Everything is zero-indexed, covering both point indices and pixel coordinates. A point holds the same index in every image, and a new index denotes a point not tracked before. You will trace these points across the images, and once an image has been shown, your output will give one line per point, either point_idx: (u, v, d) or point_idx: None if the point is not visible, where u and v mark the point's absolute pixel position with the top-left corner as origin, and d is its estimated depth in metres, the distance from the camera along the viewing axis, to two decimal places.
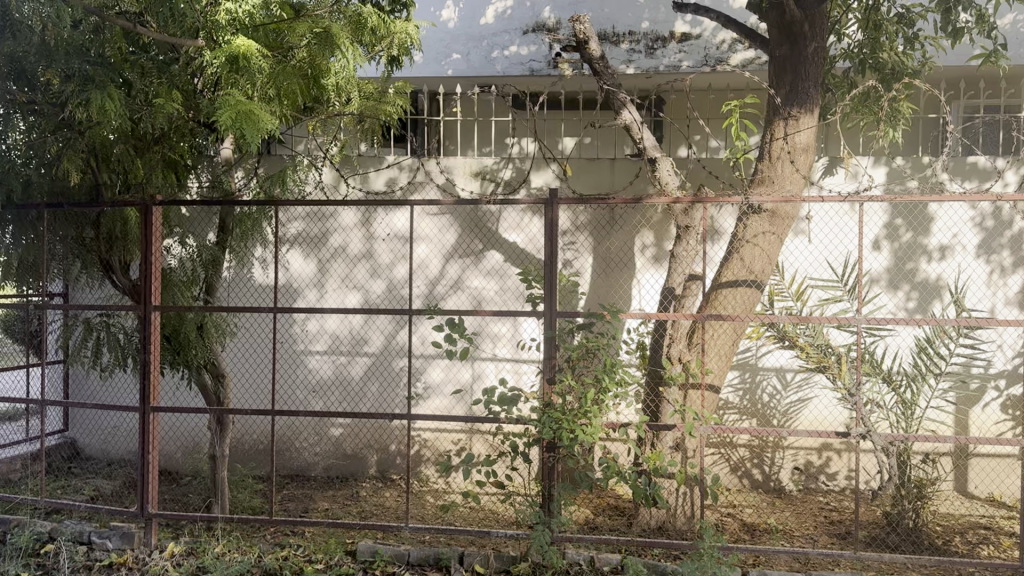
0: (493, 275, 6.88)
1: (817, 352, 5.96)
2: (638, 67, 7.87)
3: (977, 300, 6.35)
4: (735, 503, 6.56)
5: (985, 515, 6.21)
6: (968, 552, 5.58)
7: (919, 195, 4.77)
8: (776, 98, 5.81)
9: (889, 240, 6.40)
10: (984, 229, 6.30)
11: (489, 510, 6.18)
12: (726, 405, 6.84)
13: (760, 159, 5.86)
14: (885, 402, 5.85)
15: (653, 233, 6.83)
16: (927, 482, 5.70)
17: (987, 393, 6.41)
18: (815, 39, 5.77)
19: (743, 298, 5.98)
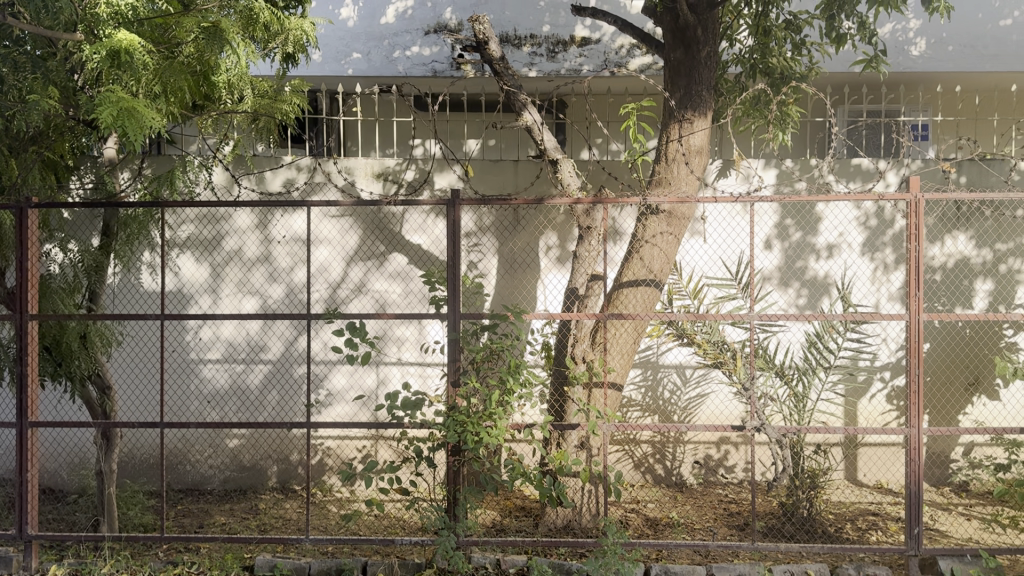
0: (397, 278, 6.77)
1: (714, 349, 6.12)
2: (539, 70, 7.92)
3: (863, 296, 6.63)
4: (639, 498, 6.65)
5: (874, 502, 6.48)
6: (857, 538, 5.83)
7: (806, 196, 4.92)
8: (672, 102, 5.92)
9: (779, 240, 6.63)
10: (868, 228, 6.58)
11: (395, 517, 6.08)
12: (630, 403, 6.94)
13: (657, 161, 5.96)
14: (779, 396, 6.05)
15: (557, 234, 6.85)
16: (820, 472, 5.91)
17: (873, 384, 6.72)
18: (707, 43, 5.91)
19: (644, 297, 6.08)
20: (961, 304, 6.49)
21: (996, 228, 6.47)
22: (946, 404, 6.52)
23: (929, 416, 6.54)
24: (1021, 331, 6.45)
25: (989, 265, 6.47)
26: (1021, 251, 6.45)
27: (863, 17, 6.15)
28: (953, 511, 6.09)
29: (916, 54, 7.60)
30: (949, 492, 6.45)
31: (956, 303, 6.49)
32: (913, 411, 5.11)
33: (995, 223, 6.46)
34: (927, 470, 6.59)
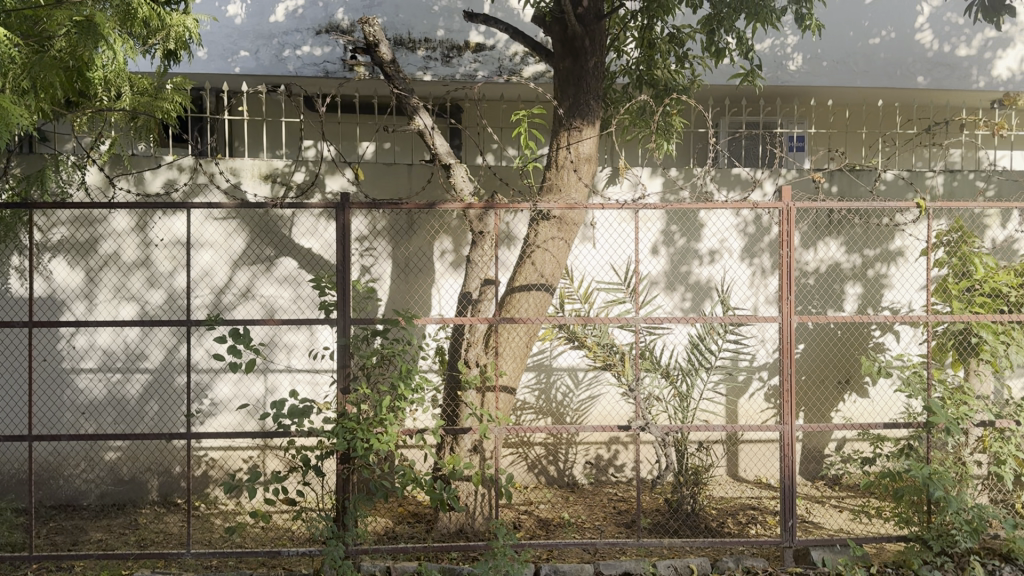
0: (285, 283, 6.63)
1: (603, 351, 6.25)
2: (434, 74, 7.92)
3: (742, 299, 6.92)
4: (532, 500, 6.72)
5: (754, 496, 6.75)
6: (737, 532, 6.06)
7: (688, 203, 5.09)
8: (561, 110, 6.02)
9: (665, 246, 6.84)
10: (746, 235, 6.89)
11: (284, 528, 5.93)
12: (523, 406, 7.01)
13: (548, 167, 6.04)
14: (665, 396, 6.24)
15: (452, 238, 6.83)
16: (702, 469, 6.11)
17: (752, 384, 7.02)
18: (594, 53, 6.05)
19: (536, 301, 6.14)
20: (833, 307, 6.86)
21: (864, 235, 6.84)
22: (819, 401, 6.87)
23: (803, 413, 6.88)
24: (887, 332, 6.82)
25: (858, 270, 6.85)
26: (887, 257, 6.85)
27: (741, 32, 6.41)
28: (826, 503, 6.39)
29: (793, 69, 7.99)
30: (823, 485, 6.78)
31: (828, 305, 6.86)
32: (786, 409, 5.36)
33: (864, 230, 6.84)
34: (802, 465, 6.90)
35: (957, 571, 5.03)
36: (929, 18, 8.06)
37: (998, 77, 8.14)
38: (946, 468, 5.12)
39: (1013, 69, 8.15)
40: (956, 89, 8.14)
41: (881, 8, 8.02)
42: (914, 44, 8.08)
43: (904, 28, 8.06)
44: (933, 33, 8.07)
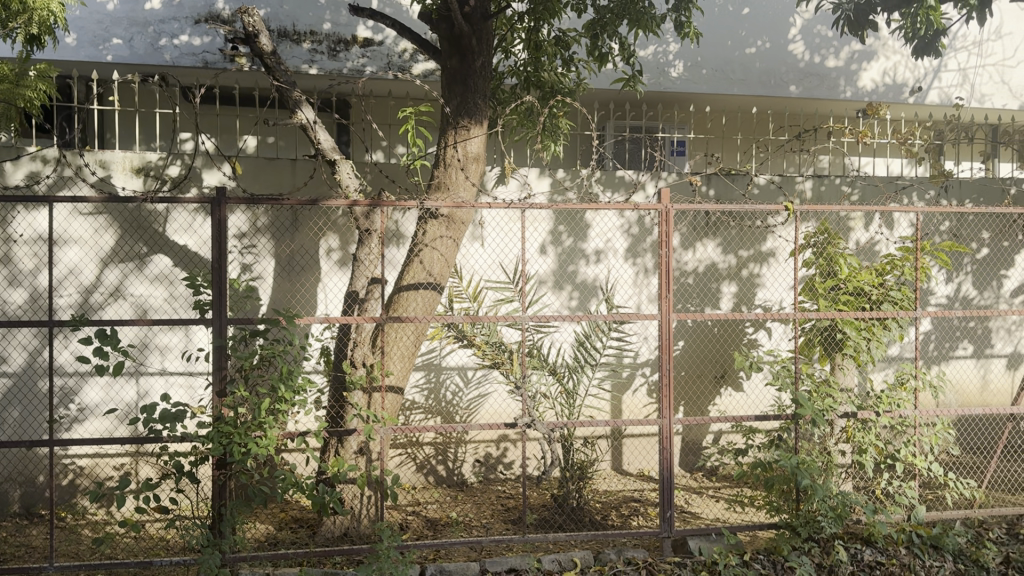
0: (159, 282, 6.36)
1: (492, 350, 6.20)
2: (320, 68, 7.78)
3: (626, 298, 7.10)
4: (420, 500, 6.60)
5: (637, 488, 6.93)
6: (620, 524, 6.19)
7: (574, 204, 5.11)
8: (447, 109, 5.96)
9: (553, 246, 6.93)
10: (631, 236, 7.08)
11: (158, 537, 5.69)
12: (412, 406, 6.87)
13: (436, 166, 5.97)
14: (551, 393, 6.32)
15: (338, 236, 6.69)
16: (588, 464, 6.19)
17: (635, 379, 7.21)
18: (481, 53, 6.00)
19: (424, 301, 5.99)
20: (710, 305, 7.13)
21: (739, 237, 7.15)
22: (698, 395, 7.12)
23: (683, 407, 7.12)
24: (760, 328, 7.15)
25: (733, 269, 7.15)
26: (760, 258, 7.18)
27: (624, 38, 6.56)
28: (704, 493, 6.63)
29: (675, 75, 8.25)
30: (701, 476, 7.02)
31: (706, 303, 7.12)
32: (665, 403, 5.50)
33: (739, 232, 7.15)
34: (682, 457, 7.13)
35: (823, 556, 5.17)
36: (801, 30, 8.48)
37: (863, 87, 8.68)
38: (814, 457, 5.35)
39: (876, 80, 8.70)
40: (825, 98, 8.62)
41: (757, 18, 8.37)
42: (787, 54, 8.48)
43: (778, 38, 8.44)
44: (805, 45, 8.50)
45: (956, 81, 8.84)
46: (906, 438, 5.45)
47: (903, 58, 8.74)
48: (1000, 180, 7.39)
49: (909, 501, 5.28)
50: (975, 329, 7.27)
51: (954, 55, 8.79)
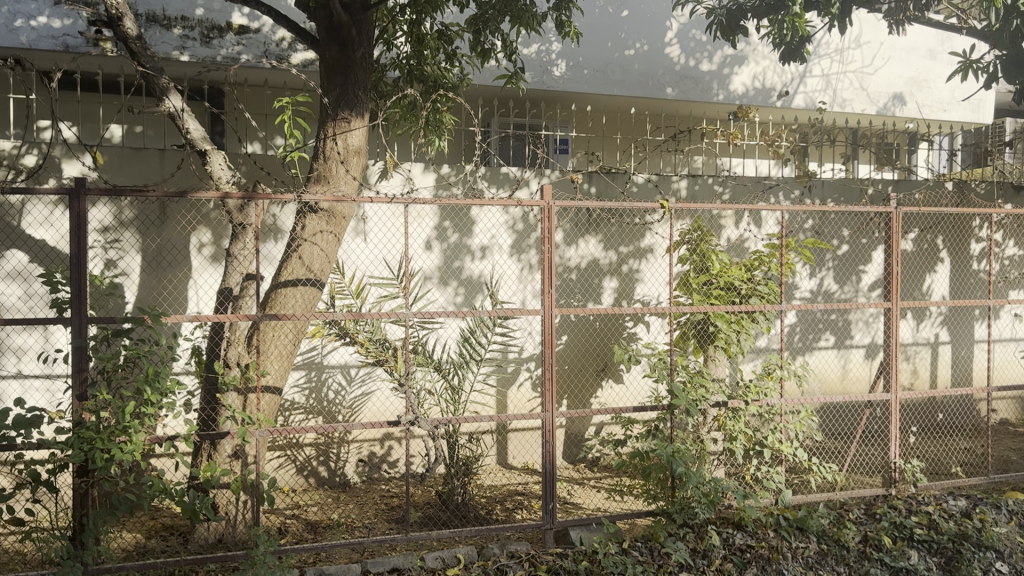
0: (14, 279, 5.93)
1: (375, 347, 5.90)
2: (192, 55, 7.45)
3: (511, 294, 7.07)
4: (300, 503, 6.34)
5: (521, 482, 6.88)
6: (505, 517, 6.10)
7: (461, 200, 4.98)
8: (326, 99, 5.64)
9: (438, 241, 6.82)
10: (515, 232, 7.04)
11: (14, 551, 5.30)
12: (292, 406, 6.58)
13: (314, 158, 5.65)
14: (435, 389, 6.08)
15: (211, 231, 6.42)
16: (473, 460, 6.05)
17: (520, 374, 7.23)
18: (362, 45, 5.73)
19: (304, 297, 5.64)
20: (593, 301, 7.28)
21: (619, 234, 7.32)
22: (580, 388, 7.25)
23: (566, 401, 7.23)
24: (639, 322, 7.32)
25: (614, 265, 7.31)
26: (639, 254, 7.38)
27: (506, 34, 6.56)
28: (586, 484, 6.74)
29: (558, 74, 8.35)
30: (583, 467, 7.15)
31: (589, 298, 7.25)
32: (548, 396, 5.47)
33: (618, 229, 7.31)
34: (565, 450, 7.25)
35: (697, 541, 5.26)
36: (677, 34, 8.75)
37: (734, 91, 9.04)
38: (687, 446, 5.53)
39: (747, 84, 9.07)
40: (700, 100, 8.94)
41: (636, 21, 8.58)
42: (664, 57, 8.74)
43: (656, 40, 8.68)
44: (680, 48, 8.78)
45: (819, 86, 9.35)
46: (772, 425, 5.71)
47: (772, 63, 9.16)
48: (858, 181, 7.83)
49: (776, 485, 5.49)
50: (837, 322, 7.69)
51: (819, 61, 9.28)
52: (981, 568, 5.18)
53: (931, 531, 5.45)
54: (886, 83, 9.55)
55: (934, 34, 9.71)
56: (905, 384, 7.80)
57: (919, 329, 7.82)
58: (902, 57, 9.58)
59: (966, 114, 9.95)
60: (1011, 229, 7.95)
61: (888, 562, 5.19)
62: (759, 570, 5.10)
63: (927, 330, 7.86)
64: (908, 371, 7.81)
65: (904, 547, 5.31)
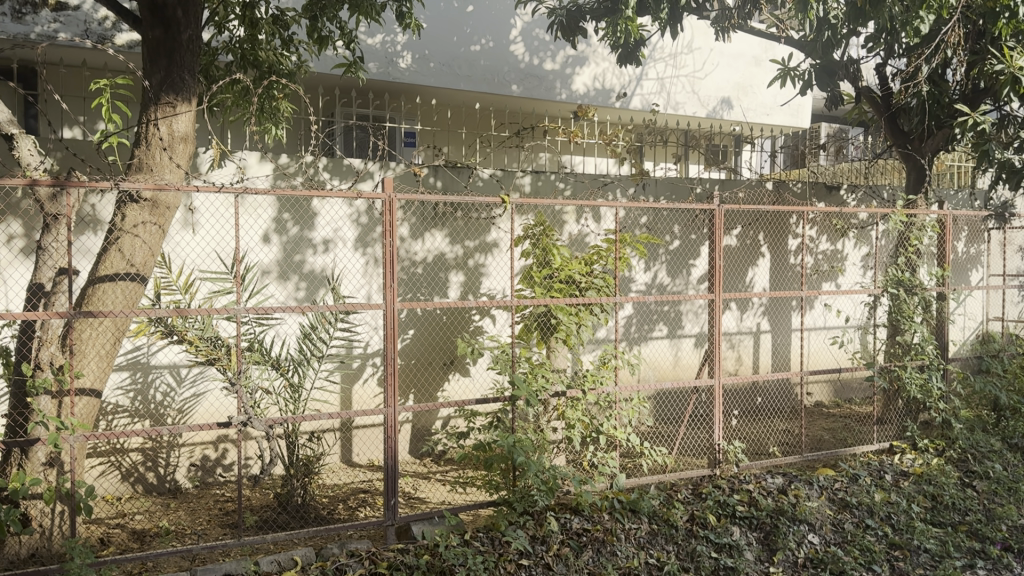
0: None
1: (207, 345, 5.54)
2: (2, 31, 6.83)
3: (355, 288, 6.85)
4: (125, 511, 5.97)
5: (365, 479, 6.68)
6: (348, 517, 5.89)
7: (300, 191, 4.67)
8: (148, 82, 5.32)
9: (277, 234, 6.49)
10: (359, 225, 6.82)
11: None
12: (115, 410, 6.18)
13: (135, 145, 5.31)
14: (274, 388, 5.78)
15: (21, 222, 5.92)
16: (314, 459, 5.86)
17: (365, 370, 6.99)
18: (189, 27, 5.44)
19: (125, 293, 5.30)
20: (440, 294, 7.26)
21: (465, 228, 7.33)
22: (426, 382, 7.24)
23: (412, 395, 7.21)
24: (485, 316, 7.40)
25: (460, 260, 7.33)
26: (485, 248, 7.43)
27: (344, 22, 6.46)
28: (432, 478, 6.71)
29: (403, 66, 8.28)
30: (429, 461, 7.14)
31: (435, 292, 7.23)
32: (391, 391, 5.14)
33: (464, 224, 7.32)
34: (410, 444, 7.20)
35: (536, 528, 5.27)
36: (521, 32, 8.92)
37: (575, 91, 9.31)
38: (528, 435, 5.57)
39: (587, 85, 9.37)
40: (543, 98, 9.16)
41: (480, 17, 8.65)
42: (508, 54, 8.87)
43: (500, 38, 8.80)
44: (524, 46, 8.94)
45: (654, 89, 9.78)
46: (607, 412, 5.91)
47: (611, 65, 9.49)
48: (688, 180, 8.24)
49: (611, 470, 5.74)
50: (668, 312, 8.09)
51: (653, 65, 9.72)
52: (795, 539, 5.50)
53: (752, 508, 5.77)
54: (716, 88, 10.12)
55: (759, 42, 10.41)
56: (731, 370, 8.31)
57: (742, 319, 8.35)
58: (729, 63, 10.18)
59: (786, 118, 10.76)
60: (822, 226, 8.63)
61: (711, 538, 5.43)
62: (594, 553, 5.19)
63: (750, 319, 8.41)
64: (732, 357, 8.31)
65: (727, 524, 5.60)
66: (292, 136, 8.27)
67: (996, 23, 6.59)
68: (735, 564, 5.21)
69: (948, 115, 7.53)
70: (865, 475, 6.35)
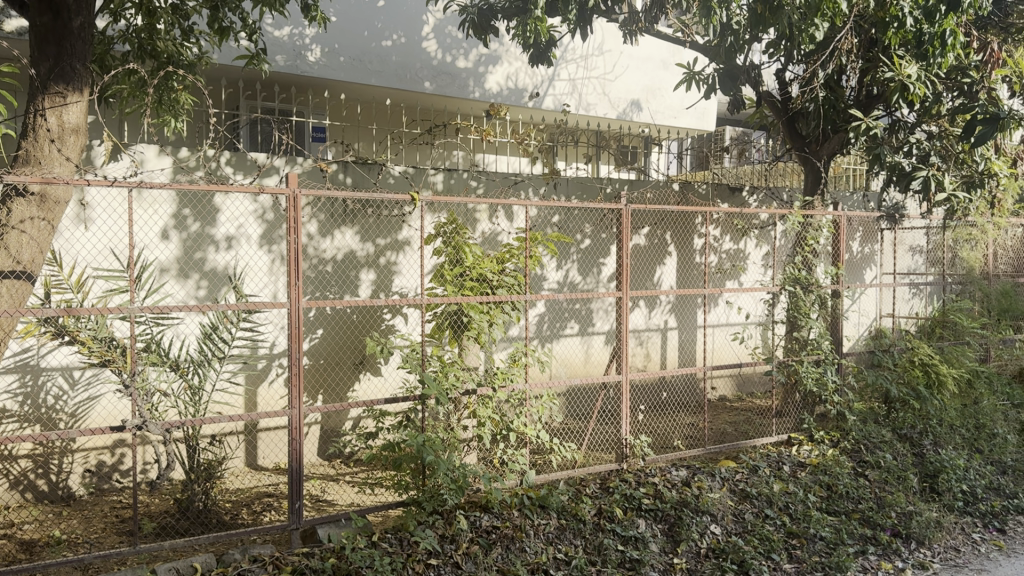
0: None
1: (101, 346, 5.31)
2: None
3: (259, 287, 6.68)
4: (14, 521, 5.67)
5: (271, 483, 6.53)
6: (252, 521, 5.75)
7: (202, 186, 4.49)
8: (35, 70, 5.06)
9: (176, 231, 6.28)
10: (264, 222, 6.66)
11: None
12: (2, 415, 5.88)
13: (21, 136, 5.04)
14: (173, 390, 5.60)
15: None
16: (217, 462, 5.69)
17: (271, 371, 6.84)
18: (80, 14, 5.22)
19: (11, 292, 5.04)
20: (349, 293, 7.15)
21: (376, 225, 7.24)
22: (336, 382, 7.13)
23: (322, 395, 7.09)
24: (396, 314, 7.34)
25: (371, 257, 7.23)
26: (396, 246, 7.36)
27: (247, 13, 6.30)
28: (340, 480, 6.62)
29: (312, 60, 8.13)
30: (339, 463, 7.04)
31: (345, 291, 7.13)
32: (295, 392, 5.04)
33: (376, 221, 7.23)
34: (319, 447, 7.08)
35: (445, 527, 5.23)
36: (434, 28, 8.87)
37: (489, 90, 9.34)
38: (438, 433, 5.53)
39: (500, 84, 9.41)
40: (455, 96, 9.15)
41: (392, 13, 8.56)
42: (420, 51, 8.82)
43: (412, 34, 8.74)
44: (437, 43, 8.91)
45: (567, 89, 9.90)
46: (519, 409, 5.94)
47: (523, 65, 9.56)
48: (598, 180, 8.37)
49: (520, 467, 5.78)
50: (580, 310, 8.20)
51: (565, 66, 9.84)
52: (699, 530, 5.65)
53: (657, 500, 5.91)
54: (625, 90, 10.32)
55: (668, 46, 10.67)
56: (639, 366, 8.49)
57: (650, 316, 8.53)
58: (638, 66, 10.40)
59: (692, 121, 11.08)
60: (725, 226, 8.90)
61: (618, 532, 5.53)
62: (503, 549, 5.18)
63: (658, 316, 8.60)
64: (641, 354, 8.50)
65: (633, 517, 5.71)
66: (192, 129, 8.03)
67: (886, 32, 6.91)
68: (640, 557, 5.29)
69: (842, 120, 7.82)
70: (765, 467, 6.59)
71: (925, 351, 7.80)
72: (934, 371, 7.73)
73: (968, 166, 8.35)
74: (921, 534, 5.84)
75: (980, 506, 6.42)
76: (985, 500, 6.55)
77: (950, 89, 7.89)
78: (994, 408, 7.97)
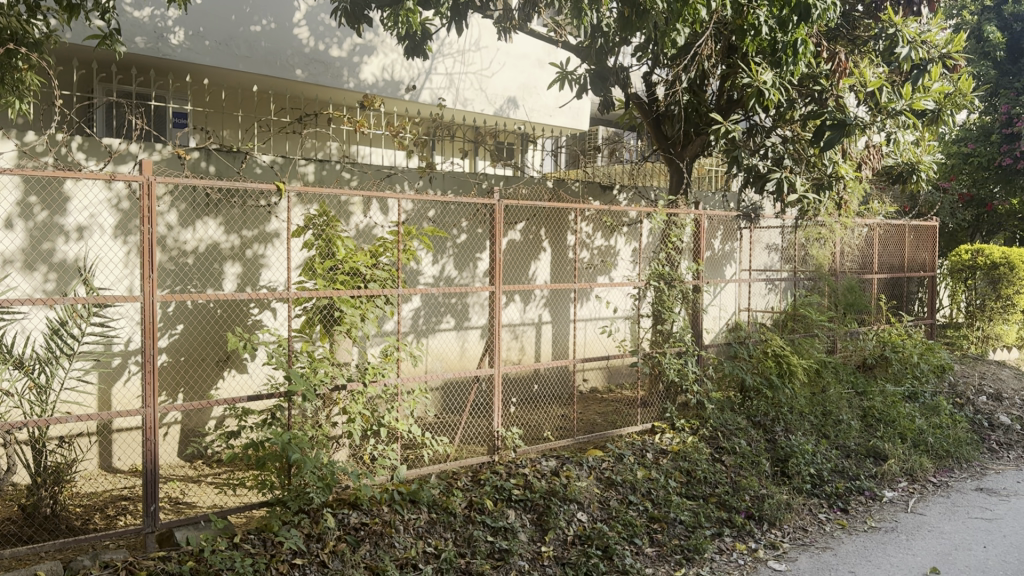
0: None
1: None
2: None
3: (113, 280, 6.34)
4: None
5: (127, 486, 6.23)
6: (104, 527, 5.48)
7: (51, 171, 4.18)
8: None
9: (21, 219, 5.91)
10: (119, 211, 6.32)
11: None
12: None
13: None
14: (16, 389, 5.27)
15: None
16: (66, 466, 5.39)
17: (127, 368, 6.52)
18: None
19: None
20: (212, 287, 6.89)
21: (242, 216, 7.02)
22: (198, 379, 6.88)
23: (182, 394, 6.83)
24: (264, 309, 7.16)
25: (237, 250, 7.01)
26: (264, 238, 7.17)
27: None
28: (201, 482, 6.40)
29: (174, 43, 7.81)
30: (200, 464, 6.80)
31: (207, 285, 6.87)
32: (150, 390, 4.83)
33: (241, 212, 7.01)
34: (179, 447, 6.81)
35: (312, 526, 5.12)
36: (305, 15, 8.67)
37: (363, 80, 9.24)
38: (306, 431, 5.41)
39: (375, 75, 9.33)
40: (328, 85, 9.00)
41: None
42: (291, 37, 8.61)
43: (283, 21, 8.53)
44: (309, 31, 8.73)
45: (443, 84, 9.94)
46: (390, 404, 5.89)
47: (400, 57, 9.52)
48: (473, 177, 8.47)
49: (390, 462, 5.77)
50: (455, 305, 8.24)
51: (442, 60, 9.89)
52: (565, 518, 5.80)
53: (526, 491, 6.02)
54: (501, 87, 10.49)
55: (542, 46, 10.89)
56: (514, 359, 8.62)
57: (525, 310, 8.69)
58: (513, 64, 10.57)
59: (565, 121, 11.36)
60: (596, 223, 9.16)
61: (488, 523, 5.59)
62: (371, 546, 5.13)
63: (532, 311, 8.76)
64: (515, 347, 8.63)
65: (503, 507, 5.79)
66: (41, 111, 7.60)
67: (744, 38, 7.30)
68: (509, 547, 5.36)
69: (705, 122, 8.29)
70: (630, 455, 6.83)
71: (777, 343, 8.31)
72: (785, 360, 8.22)
73: (818, 169, 8.85)
74: (772, 515, 6.23)
75: (825, 487, 6.87)
76: (830, 481, 7.00)
77: (803, 96, 8.41)
78: (839, 395, 8.54)
